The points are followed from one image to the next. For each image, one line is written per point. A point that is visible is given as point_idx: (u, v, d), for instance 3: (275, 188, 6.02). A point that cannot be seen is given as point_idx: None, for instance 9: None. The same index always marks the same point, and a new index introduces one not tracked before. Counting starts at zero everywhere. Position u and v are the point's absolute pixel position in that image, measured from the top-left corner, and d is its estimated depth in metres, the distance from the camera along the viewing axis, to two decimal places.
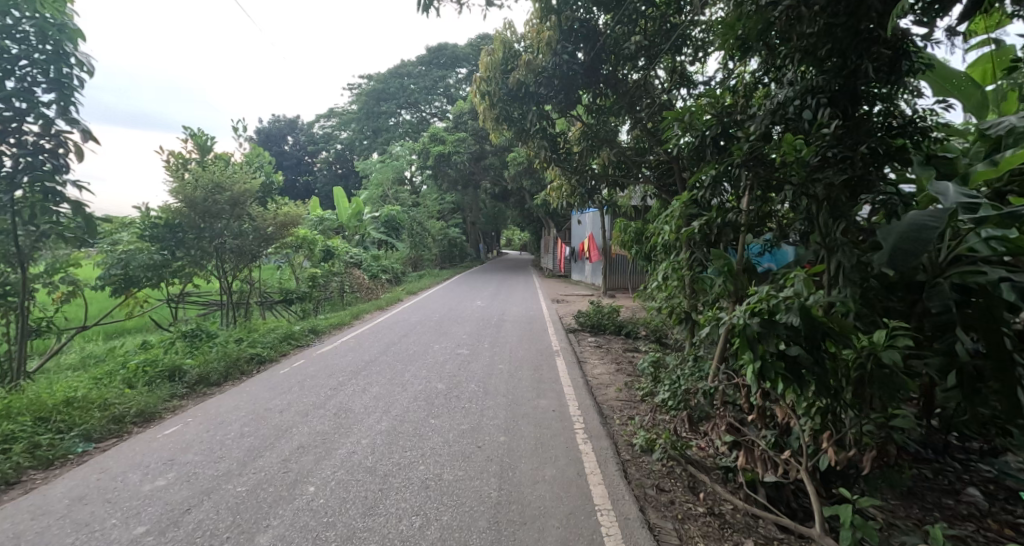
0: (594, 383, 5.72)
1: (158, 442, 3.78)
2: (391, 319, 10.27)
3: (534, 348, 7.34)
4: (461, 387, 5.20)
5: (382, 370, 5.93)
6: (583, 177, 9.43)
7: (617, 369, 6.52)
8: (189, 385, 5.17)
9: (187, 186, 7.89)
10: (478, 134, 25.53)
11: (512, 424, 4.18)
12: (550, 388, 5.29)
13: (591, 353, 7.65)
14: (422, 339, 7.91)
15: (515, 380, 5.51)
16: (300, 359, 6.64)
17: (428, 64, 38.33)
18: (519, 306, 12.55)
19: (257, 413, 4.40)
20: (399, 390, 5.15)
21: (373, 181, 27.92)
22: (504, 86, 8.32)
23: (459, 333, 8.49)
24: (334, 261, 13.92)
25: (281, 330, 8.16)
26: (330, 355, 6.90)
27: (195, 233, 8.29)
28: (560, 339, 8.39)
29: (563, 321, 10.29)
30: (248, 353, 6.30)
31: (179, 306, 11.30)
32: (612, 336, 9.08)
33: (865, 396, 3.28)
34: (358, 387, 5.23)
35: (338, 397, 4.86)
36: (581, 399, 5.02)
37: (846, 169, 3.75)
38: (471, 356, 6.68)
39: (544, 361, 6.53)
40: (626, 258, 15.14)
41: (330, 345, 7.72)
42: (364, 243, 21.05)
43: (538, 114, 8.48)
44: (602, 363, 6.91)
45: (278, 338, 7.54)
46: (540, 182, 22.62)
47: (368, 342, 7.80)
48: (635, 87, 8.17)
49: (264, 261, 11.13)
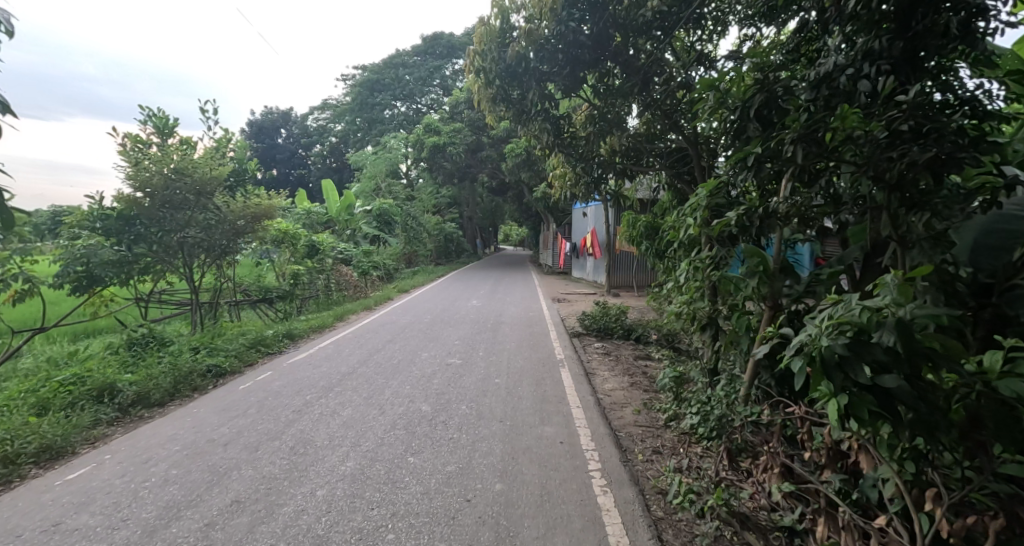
0: (606, 402, 4.89)
1: (52, 493, 2.94)
2: (377, 321, 9.40)
3: (535, 357, 6.50)
4: (448, 410, 4.37)
5: (358, 386, 5.09)
6: (588, 165, 8.59)
7: (631, 382, 5.69)
8: (122, 407, 4.33)
9: (145, 173, 7.01)
10: (475, 124, 24.65)
11: (509, 465, 3.34)
12: (555, 410, 4.46)
13: (598, 360, 6.82)
14: (408, 346, 7.05)
15: (513, 399, 4.68)
16: (266, 371, 5.79)
17: (424, 54, 37.36)
18: (518, 305, 11.72)
19: (194, 448, 3.56)
20: (374, 413, 4.32)
21: (366, 174, 27.01)
22: (501, 63, 7.43)
23: (450, 338, 7.64)
24: (320, 258, 13.06)
25: (252, 334, 7.30)
26: (302, 365, 6.05)
27: (157, 226, 7.44)
28: (563, 344, 7.55)
29: (566, 323, 9.45)
30: (204, 365, 5.44)
31: (150, 305, 10.43)
32: (620, 340, 8.26)
33: (980, 444, 2.40)
34: (326, 410, 4.39)
35: (299, 425, 4.01)
36: (595, 427, 4.19)
37: (930, 144, 2.93)
38: (462, 368, 5.84)
39: (547, 373, 5.69)
40: (631, 254, 14.33)
41: (306, 352, 6.87)
42: (355, 237, 20.21)
43: (540, 94, 7.61)
44: (613, 375, 6.08)
45: (247, 345, 6.71)
46: (539, 174, 21.78)
47: (349, 349, 6.96)
48: (647, 64, 7.33)
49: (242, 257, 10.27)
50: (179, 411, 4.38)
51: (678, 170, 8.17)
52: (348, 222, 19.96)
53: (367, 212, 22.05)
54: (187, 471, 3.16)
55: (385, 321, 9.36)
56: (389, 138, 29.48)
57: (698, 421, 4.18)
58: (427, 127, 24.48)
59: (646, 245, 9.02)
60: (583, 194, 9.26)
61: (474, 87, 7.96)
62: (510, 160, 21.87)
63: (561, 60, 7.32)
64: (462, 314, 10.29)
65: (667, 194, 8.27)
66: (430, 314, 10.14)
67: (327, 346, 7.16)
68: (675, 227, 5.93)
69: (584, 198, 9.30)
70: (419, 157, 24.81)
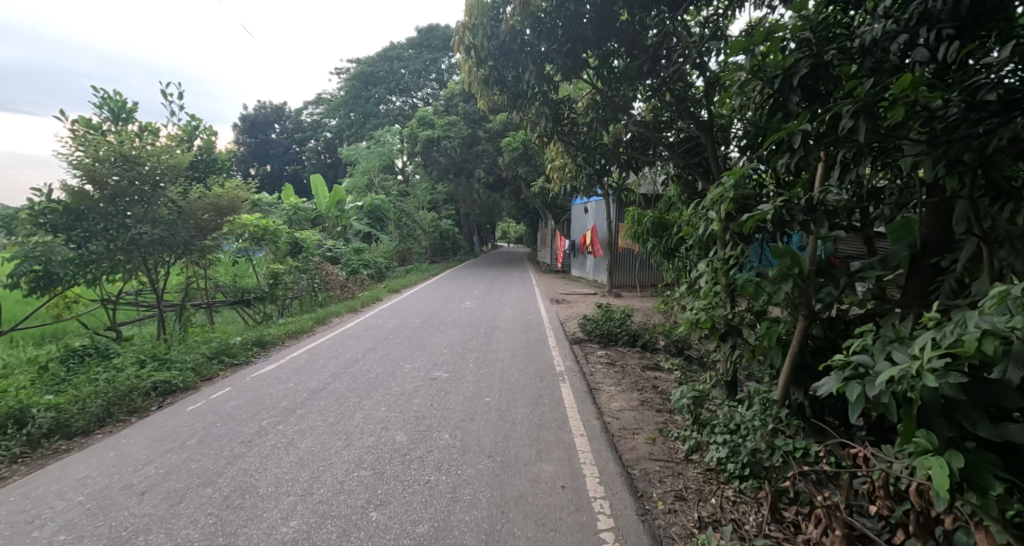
0: (614, 428, 4.18)
1: None
2: (362, 325, 8.68)
3: (532, 369, 5.80)
4: (427, 441, 3.66)
5: (326, 407, 4.39)
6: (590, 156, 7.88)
7: (641, 400, 4.98)
8: (36, 438, 3.60)
9: (95, 161, 6.27)
10: (471, 118, 23.89)
11: (498, 523, 2.65)
12: (555, 441, 3.76)
13: (602, 372, 6.11)
14: (391, 356, 6.34)
15: (505, 426, 3.98)
16: (225, 387, 5.07)
17: (418, 47, 36.56)
18: (514, 307, 11.03)
19: (103, 497, 2.85)
20: (338, 444, 3.62)
21: (359, 169, 26.26)
22: (493, 39, 6.64)
23: (439, 345, 6.93)
24: (305, 256, 12.34)
25: (218, 341, 6.59)
26: (269, 379, 5.34)
27: (103, 223, 6.61)
28: (563, 353, 6.84)
29: (566, 327, 8.75)
30: (149, 381, 4.71)
31: (117, 307, 9.69)
32: (625, 347, 7.57)
33: None
34: (283, 440, 3.68)
35: (244, 462, 3.30)
36: (604, 462, 3.48)
37: None
38: (449, 384, 5.13)
39: (545, 390, 4.99)
40: (633, 252, 13.65)
41: (277, 362, 6.16)
42: (346, 235, 19.55)
43: (538, 76, 6.86)
44: (620, 390, 5.38)
45: (209, 355, 5.99)
46: (537, 169, 21.05)
47: (324, 358, 6.25)
48: (655, 42, 6.62)
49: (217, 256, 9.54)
50: (105, 443, 3.65)
51: (688, 161, 7.48)
52: (338, 218, 19.23)
53: (359, 208, 21.32)
54: (78, 537, 2.44)
55: (371, 325, 8.66)
56: (382, 132, 28.70)
57: (726, 455, 3.47)
58: (420, 120, 23.70)
59: (653, 242, 8.32)
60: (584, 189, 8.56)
61: (463, 68, 7.16)
62: (506, 154, 21.15)
63: (561, 37, 6.55)
64: (454, 316, 9.57)
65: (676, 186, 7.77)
66: (420, 317, 9.43)
67: (302, 355, 6.45)
68: (690, 225, 5.23)
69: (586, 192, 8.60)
70: (413, 152, 24.07)
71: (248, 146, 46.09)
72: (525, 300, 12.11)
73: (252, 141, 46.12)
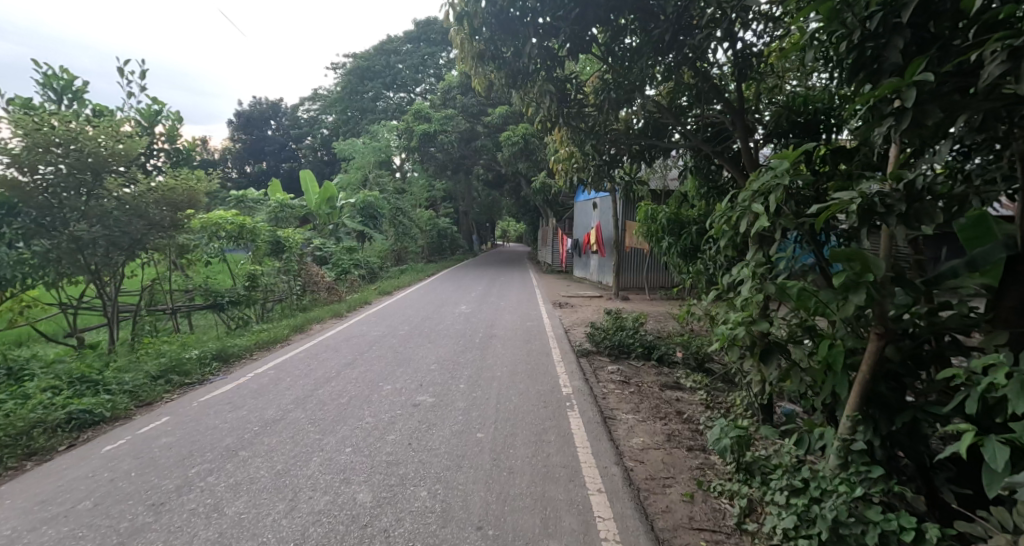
0: (639, 478, 3.31)
1: None
2: (344, 334, 7.82)
3: (534, 392, 4.93)
4: (398, 505, 2.80)
5: (277, 448, 3.51)
6: (598, 146, 7.00)
7: (666, 435, 4.12)
8: None
9: (23, 146, 5.37)
10: (468, 111, 23.00)
11: None
12: (566, 502, 2.89)
13: (616, 394, 5.23)
14: (370, 374, 5.47)
15: (501, 480, 3.11)
16: (161, 417, 4.19)
17: (416, 41, 35.69)
18: (514, 312, 10.17)
19: None
20: (281, 508, 2.75)
21: (354, 165, 25.39)
22: (490, 7, 5.71)
23: (427, 360, 6.06)
24: (287, 256, 11.45)
25: (171, 355, 5.71)
26: (217, 405, 4.45)
27: (33, 218, 5.70)
28: (570, 369, 5.95)
29: (571, 336, 7.87)
30: (63, 413, 3.83)
31: (77, 312, 8.82)
32: (639, 361, 6.71)
33: None
34: (208, 501, 2.81)
35: (145, 539, 2.44)
36: (633, 538, 2.60)
37: None
38: (433, 414, 4.25)
39: (549, 423, 4.11)
40: (642, 252, 12.81)
41: (236, 381, 5.27)
42: (337, 233, 18.68)
43: (540, 50, 5.94)
44: (639, 419, 4.50)
45: (153, 374, 5.09)
46: (537, 165, 20.18)
47: (292, 377, 5.37)
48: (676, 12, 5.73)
49: (186, 256, 8.66)
50: None
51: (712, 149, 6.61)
52: (330, 215, 18.27)
53: (352, 206, 20.44)
54: None
55: (355, 333, 7.78)
56: (378, 127, 27.82)
57: (793, 527, 2.58)
58: (416, 113, 22.80)
59: (669, 243, 7.44)
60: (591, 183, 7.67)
61: (453, 40, 6.15)
62: (505, 149, 20.27)
63: (567, 2, 5.58)
64: (447, 324, 8.69)
65: (693, 181, 7.32)
66: (409, 324, 8.57)
67: (267, 372, 5.57)
68: (722, 221, 4.35)
69: (593, 187, 7.71)
70: (409, 147, 23.18)
71: (243, 142, 45.20)
72: (526, 304, 11.24)
73: (246, 137, 45.23)
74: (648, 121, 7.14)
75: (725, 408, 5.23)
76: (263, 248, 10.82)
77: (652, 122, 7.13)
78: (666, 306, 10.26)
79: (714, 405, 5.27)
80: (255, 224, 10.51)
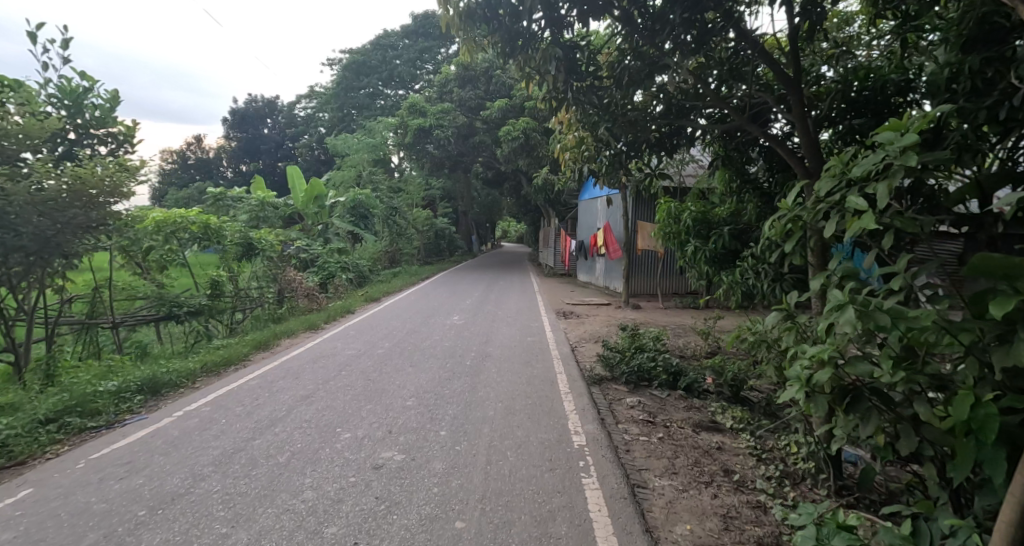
0: None
1: None
2: (313, 353, 6.67)
3: (535, 446, 3.78)
4: None
5: None
6: (613, 132, 5.84)
7: (721, 517, 2.97)
8: None
9: None
10: (466, 105, 21.65)
11: None
12: None
13: (642, 444, 4.06)
14: (327, 414, 4.32)
15: None
16: (21, 487, 3.04)
17: (414, 35, 34.55)
18: (513, 324, 9.04)
19: None
20: None
21: (347, 162, 24.31)
22: None
23: (403, 393, 4.91)
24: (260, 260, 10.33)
25: (81, 387, 4.58)
26: (108, 467, 3.31)
27: None
28: (581, 406, 4.78)
29: (579, 356, 6.72)
30: None
31: None
32: (662, 389, 5.56)
33: None
34: None
35: None
36: None
37: None
38: (397, 485, 3.10)
39: (558, 502, 2.98)
40: (656, 256, 11.69)
41: (153, 425, 4.12)
42: (326, 233, 17.69)
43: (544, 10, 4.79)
44: (678, 487, 3.35)
45: (42, 418, 3.94)
46: (539, 161, 19.03)
47: (228, 419, 4.22)
48: None
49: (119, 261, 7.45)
50: None
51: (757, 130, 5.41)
52: (319, 214, 17.76)
53: (342, 205, 19.33)
54: None
55: (324, 354, 6.63)
56: (372, 123, 26.72)
57: None
58: (411, 107, 21.85)
59: (696, 248, 6.29)
60: (602, 178, 6.52)
61: (443, 20, 4.94)
62: (505, 144, 19.10)
63: None
64: (434, 340, 7.54)
65: (724, 174, 6.27)
66: (391, 341, 7.43)
67: (198, 410, 4.42)
68: (787, 221, 3.19)
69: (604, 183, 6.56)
70: (404, 143, 22.05)
71: (238, 140, 44.18)
72: (527, 314, 10.11)
73: (241, 135, 44.19)
74: (672, 104, 6.02)
75: (781, 463, 4.07)
76: (232, 251, 9.70)
77: (674, 105, 6.01)
78: (683, 319, 9.13)
79: (768, 459, 4.10)
80: (223, 224, 9.37)
